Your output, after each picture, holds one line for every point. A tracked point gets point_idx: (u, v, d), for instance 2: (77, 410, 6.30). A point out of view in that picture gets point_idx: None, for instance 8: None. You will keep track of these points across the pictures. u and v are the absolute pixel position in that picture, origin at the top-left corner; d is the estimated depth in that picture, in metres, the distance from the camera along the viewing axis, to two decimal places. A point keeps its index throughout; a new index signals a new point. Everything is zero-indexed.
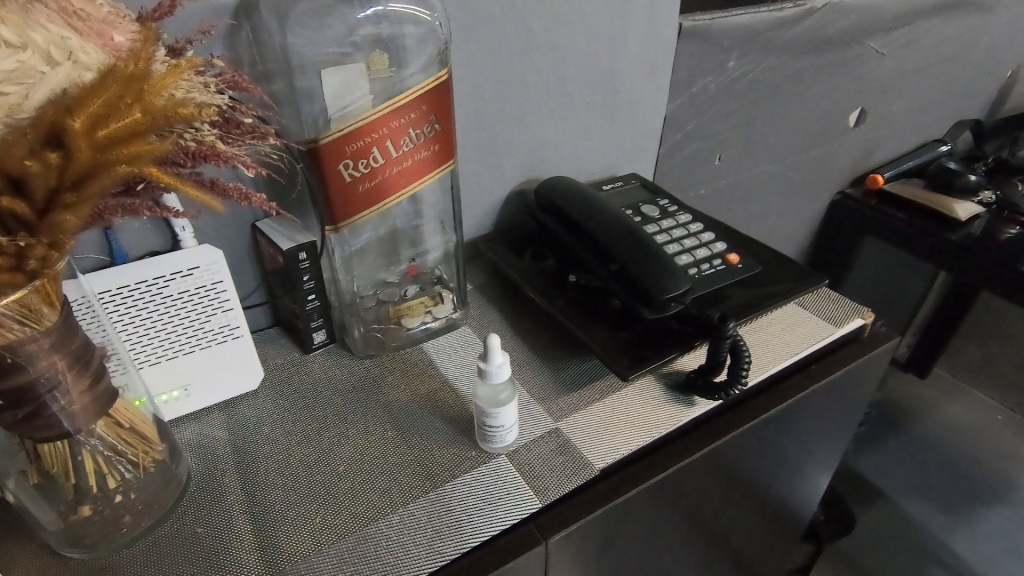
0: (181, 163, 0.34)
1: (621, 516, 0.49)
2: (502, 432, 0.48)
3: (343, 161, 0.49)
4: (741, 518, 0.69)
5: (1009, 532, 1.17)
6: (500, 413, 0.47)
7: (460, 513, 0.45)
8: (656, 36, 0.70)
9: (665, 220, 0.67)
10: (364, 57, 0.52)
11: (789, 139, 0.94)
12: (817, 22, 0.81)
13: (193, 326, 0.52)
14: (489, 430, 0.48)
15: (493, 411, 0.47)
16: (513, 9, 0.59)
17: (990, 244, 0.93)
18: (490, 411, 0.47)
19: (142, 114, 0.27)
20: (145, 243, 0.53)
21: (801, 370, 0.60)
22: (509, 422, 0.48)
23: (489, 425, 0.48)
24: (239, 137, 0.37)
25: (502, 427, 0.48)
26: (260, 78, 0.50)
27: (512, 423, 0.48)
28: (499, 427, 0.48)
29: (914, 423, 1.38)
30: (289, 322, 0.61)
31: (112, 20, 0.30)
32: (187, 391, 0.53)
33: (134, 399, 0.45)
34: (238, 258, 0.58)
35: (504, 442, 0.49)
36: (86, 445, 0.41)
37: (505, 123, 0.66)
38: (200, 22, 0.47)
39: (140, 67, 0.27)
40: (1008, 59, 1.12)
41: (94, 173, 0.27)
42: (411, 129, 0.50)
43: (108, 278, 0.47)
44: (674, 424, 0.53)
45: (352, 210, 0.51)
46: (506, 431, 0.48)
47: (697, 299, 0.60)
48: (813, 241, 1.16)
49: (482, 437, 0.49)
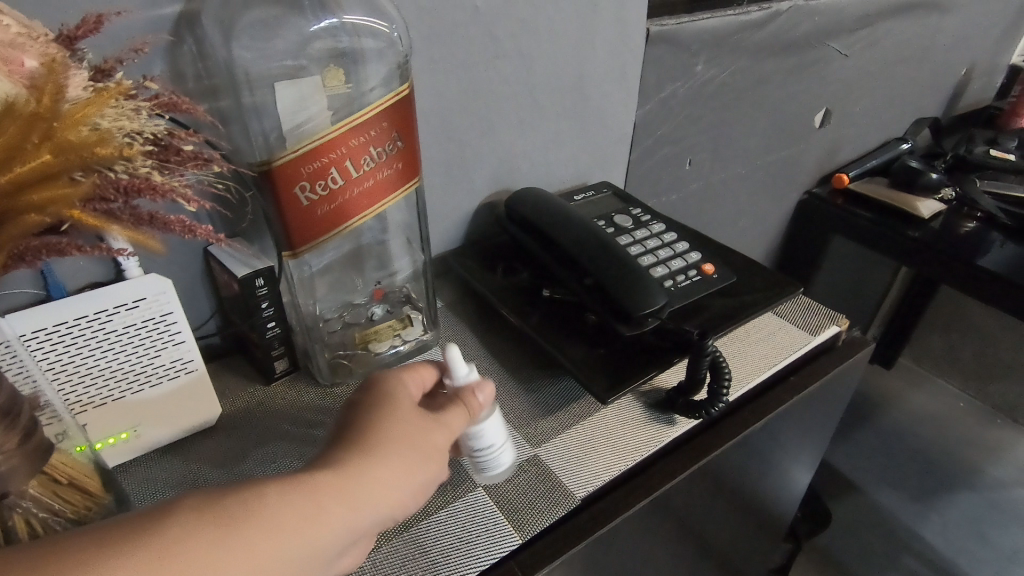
0: (111, 199, 0.29)
1: (606, 544, 0.48)
2: (495, 455, 0.44)
3: (299, 184, 0.45)
4: (724, 528, 0.68)
5: (976, 518, 1.20)
6: (485, 434, 0.43)
7: (437, 555, 0.43)
8: (625, 40, 0.68)
9: (638, 230, 0.66)
10: (318, 71, 0.49)
11: (758, 141, 0.94)
12: (783, 24, 0.81)
13: (142, 362, 0.48)
14: (478, 455, 0.44)
15: (478, 433, 0.43)
16: (476, 16, 0.56)
17: (954, 240, 0.94)
18: (474, 434, 0.43)
19: (53, 155, 0.24)
20: (85, 275, 0.49)
21: (781, 382, 0.59)
22: (498, 441, 0.44)
23: (476, 448, 0.43)
24: (180, 165, 0.34)
25: (493, 448, 0.44)
26: (205, 94, 0.47)
27: (503, 440, 0.45)
28: (488, 449, 0.44)
29: (884, 414, 1.40)
30: (248, 351, 0.57)
31: (21, 42, 0.27)
32: (138, 431, 0.49)
33: (72, 447, 0.41)
34: (189, 286, 0.54)
35: (500, 462, 0.45)
36: (21, 509, 0.36)
37: (472, 135, 0.64)
38: (131, 40, 0.43)
39: (45, 104, 0.24)
40: (964, 57, 1.15)
41: (3, 220, 0.25)
42: (371, 147, 0.48)
43: (41, 316, 0.43)
44: (657, 444, 0.52)
45: (311, 233, 0.48)
46: (498, 451, 0.45)
47: (674, 312, 0.59)
48: (783, 241, 1.17)
49: (474, 462, 0.45)
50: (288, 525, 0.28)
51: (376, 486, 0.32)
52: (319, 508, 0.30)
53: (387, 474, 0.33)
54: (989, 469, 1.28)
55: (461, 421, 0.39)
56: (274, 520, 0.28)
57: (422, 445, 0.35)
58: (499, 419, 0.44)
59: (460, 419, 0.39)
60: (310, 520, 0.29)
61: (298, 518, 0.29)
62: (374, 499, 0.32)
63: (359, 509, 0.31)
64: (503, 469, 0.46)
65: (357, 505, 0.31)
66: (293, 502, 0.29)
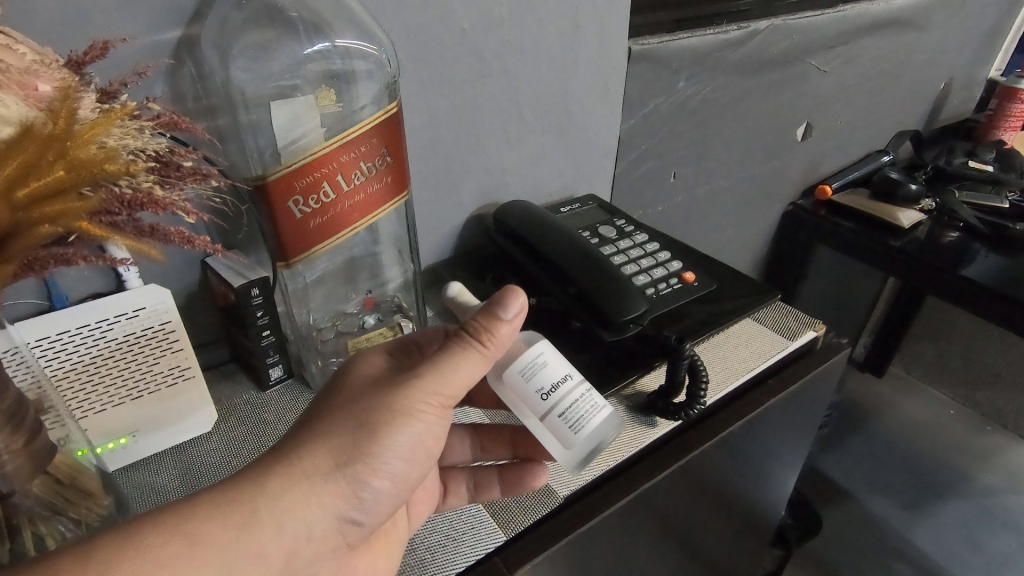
0: (115, 213, 0.32)
1: (589, 542, 0.49)
2: (573, 390, 0.42)
3: (293, 197, 0.48)
4: (709, 530, 0.70)
5: (967, 525, 1.20)
6: (548, 356, 0.42)
7: (424, 552, 0.46)
8: (607, 59, 0.71)
9: (622, 241, 0.68)
10: (312, 90, 0.52)
11: (741, 154, 0.97)
12: (761, 42, 0.84)
13: (141, 369, 0.50)
14: (555, 393, 0.41)
15: (541, 358, 0.42)
16: (462, 37, 0.59)
17: (935, 248, 0.96)
18: (537, 360, 0.42)
19: (65, 171, 0.26)
20: (87, 285, 0.51)
21: (759, 385, 0.61)
22: (571, 371, 0.42)
23: (546, 383, 0.41)
24: (179, 180, 0.37)
25: (568, 378, 0.42)
26: (203, 114, 0.49)
27: (578, 374, 0.43)
28: (562, 382, 0.42)
29: (875, 421, 1.41)
30: (244, 359, 0.59)
31: (34, 68, 0.31)
32: (136, 437, 0.51)
33: (75, 451, 0.43)
34: (187, 297, 0.56)
35: (588, 406, 0.42)
36: (25, 507, 0.38)
37: (460, 150, 0.66)
38: (134, 63, 0.45)
39: (61, 125, 0.26)
40: (941, 71, 1.18)
41: (16, 232, 0.27)
42: (361, 163, 0.50)
43: (46, 325, 0.45)
44: (638, 446, 0.54)
45: (304, 244, 0.50)
46: (577, 388, 0.42)
47: (655, 318, 0.61)
48: (769, 251, 1.19)
49: (558, 412, 0.41)
50: (200, 537, 0.32)
51: (302, 488, 0.35)
52: (230, 518, 0.33)
53: (307, 468, 0.36)
54: (979, 476, 1.29)
55: (470, 363, 0.39)
56: (176, 539, 0.31)
57: (371, 423, 0.37)
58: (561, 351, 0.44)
59: (462, 360, 0.39)
60: (227, 530, 0.33)
61: (216, 530, 0.32)
62: (303, 498, 0.35)
63: (289, 509, 0.35)
64: (595, 413, 0.42)
65: (278, 510, 0.34)
66: (203, 516, 0.32)
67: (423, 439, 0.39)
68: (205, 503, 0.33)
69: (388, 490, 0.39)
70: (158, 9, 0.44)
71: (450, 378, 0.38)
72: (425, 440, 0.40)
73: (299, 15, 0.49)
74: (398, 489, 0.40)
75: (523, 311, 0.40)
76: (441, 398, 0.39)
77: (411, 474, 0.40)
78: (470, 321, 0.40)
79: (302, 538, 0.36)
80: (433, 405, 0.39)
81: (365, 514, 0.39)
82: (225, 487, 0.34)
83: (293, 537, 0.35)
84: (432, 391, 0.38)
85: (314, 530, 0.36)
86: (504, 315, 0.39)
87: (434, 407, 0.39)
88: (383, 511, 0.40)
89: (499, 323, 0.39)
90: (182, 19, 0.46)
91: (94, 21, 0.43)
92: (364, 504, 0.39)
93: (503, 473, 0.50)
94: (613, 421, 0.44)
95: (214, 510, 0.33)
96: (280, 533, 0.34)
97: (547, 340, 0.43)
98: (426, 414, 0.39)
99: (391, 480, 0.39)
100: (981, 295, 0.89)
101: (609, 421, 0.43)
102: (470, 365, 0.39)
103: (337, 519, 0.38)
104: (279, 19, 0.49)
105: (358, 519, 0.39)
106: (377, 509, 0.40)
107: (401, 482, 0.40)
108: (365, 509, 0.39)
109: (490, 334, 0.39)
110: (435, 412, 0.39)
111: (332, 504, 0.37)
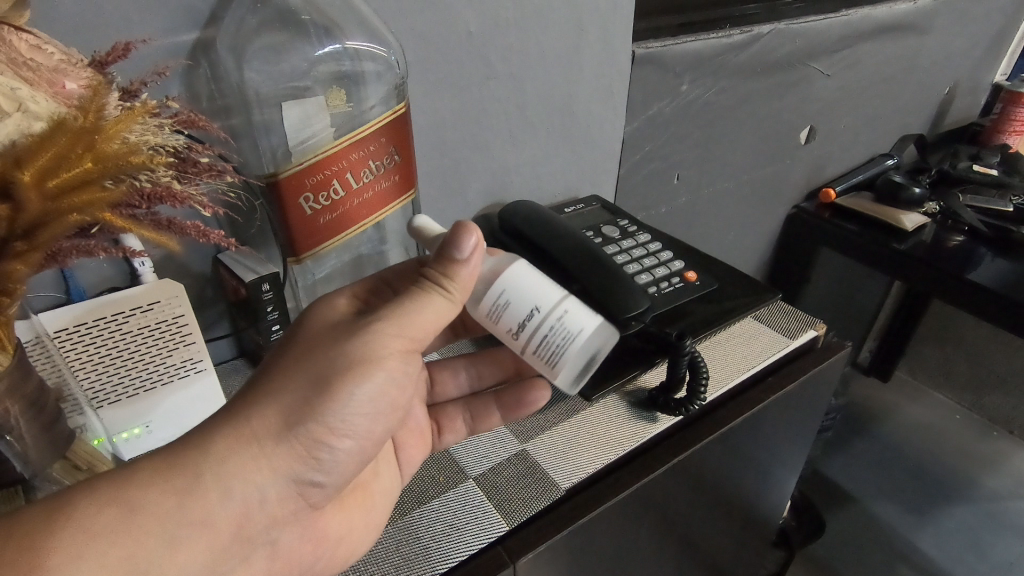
0: (135, 206, 0.34)
1: (590, 534, 0.50)
2: (543, 325, 0.42)
3: (303, 195, 0.50)
4: (709, 526, 0.70)
5: (972, 529, 1.20)
6: (509, 296, 0.42)
7: (430, 540, 0.47)
8: (611, 62, 0.72)
9: (625, 240, 0.70)
10: (323, 91, 0.54)
11: (745, 157, 0.97)
12: (764, 46, 0.85)
13: (155, 360, 0.51)
14: (525, 332, 0.43)
15: (505, 298, 0.43)
16: (469, 40, 0.60)
17: (939, 251, 0.96)
18: (500, 301, 0.43)
19: (93, 163, 0.28)
20: (104, 279, 0.52)
21: (758, 383, 0.62)
22: (538, 304, 0.42)
23: (514, 323, 0.43)
24: (196, 175, 0.39)
25: (535, 315, 0.42)
26: (218, 113, 0.51)
27: (548, 304, 0.42)
28: (530, 319, 0.42)
29: (879, 425, 1.41)
30: (254, 353, 0.61)
31: (63, 68, 0.33)
32: (149, 428, 0.52)
33: (93, 440, 0.44)
34: (200, 291, 0.58)
35: (561, 338, 0.42)
36: (44, 490, 0.39)
37: (466, 151, 0.67)
38: (153, 63, 0.47)
39: (89, 119, 0.27)
40: (946, 76, 1.19)
41: (46, 221, 0.28)
42: (370, 161, 0.52)
43: (64, 317, 0.47)
44: (638, 440, 0.55)
45: (314, 240, 0.52)
46: (547, 321, 0.42)
47: (657, 317, 0.61)
48: (773, 253, 1.20)
49: (533, 348, 0.43)
50: (139, 505, 0.32)
51: (248, 451, 0.35)
52: (171, 485, 0.33)
53: (252, 426, 0.36)
54: (985, 481, 1.29)
55: (429, 304, 0.39)
56: (112, 507, 0.31)
57: (322, 376, 0.37)
58: (529, 281, 0.43)
59: (425, 302, 0.39)
60: (168, 497, 0.33)
61: (156, 498, 0.33)
62: (250, 461, 0.35)
63: (236, 473, 0.35)
64: (578, 339, 0.42)
65: (224, 474, 0.34)
66: (139, 485, 0.32)
67: (384, 390, 0.39)
68: (145, 471, 0.33)
69: (347, 447, 0.39)
70: (175, 12, 0.46)
71: (412, 321, 0.39)
72: (385, 392, 0.39)
73: (311, 18, 0.51)
74: (360, 448, 0.40)
75: (479, 249, 0.40)
76: (402, 341, 0.39)
77: (373, 430, 0.41)
78: (430, 266, 0.41)
79: (253, 500, 0.36)
80: (394, 350, 0.39)
81: (323, 473, 0.40)
82: (167, 453, 0.34)
83: (244, 500, 0.36)
84: (393, 336, 0.39)
85: (266, 491, 0.37)
86: (461, 254, 0.40)
87: (395, 353, 0.39)
88: (345, 469, 0.41)
89: (457, 265, 0.40)
90: (199, 22, 0.47)
91: (114, 23, 0.44)
92: (320, 464, 0.39)
93: (500, 400, 0.55)
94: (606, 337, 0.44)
95: (156, 477, 0.33)
96: (227, 497, 0.35)
97: (512, 271, 0.43)
98: (384, 362, 0.38)
99: (350, 436, 0.39)
100: (986, 297, 0.89)
101: (595, 340, 0.43)
102: (435, 307, 0.40)
103: (293, 480, 0.38)
104: (292, 22, 0.51)
105: (317, 477, 0.40)
106: (336, 469, 0.40)
107: (362, 437, 0.40)
108: (323, 467, 0.39)
109: (450, 276, 0.40)
110: (395, 360, 0.39)
111: (285, 466, 0.37)
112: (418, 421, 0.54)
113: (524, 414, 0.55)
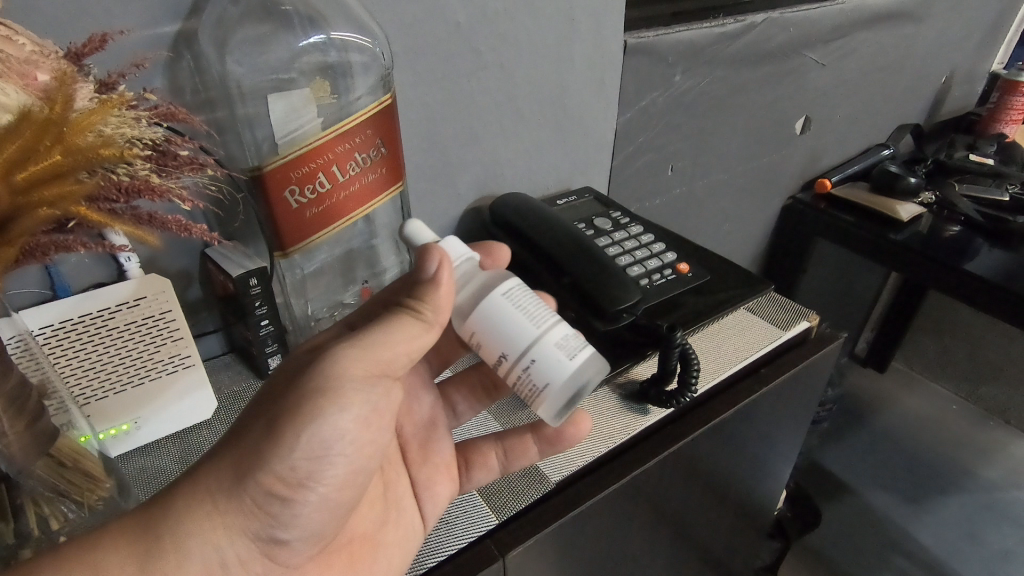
0: (114, 199, 0.33)
1: (581, 527, 0.50)
2: (513, 371, 0.40)
3: (288, 188, 0.49)
4: (701, 517, 0.70)
5: (967, 519, 1.20)
6: (479, 337, 0.41)
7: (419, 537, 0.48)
8: (603, 52, 0.71)
9: (617, 232, 0.69)
10: (307, 83, 0.53)
11: (739, 148, 0.97)
12: (757, 36, 0.84)
13: (143, 355, 0.51)
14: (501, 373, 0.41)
15: (477, 339, 0.41)
16: (458, 31, 0.60)
17: (936, 241, 0.96)
18: (474, 340, 0.41)
19: (62, 155, 0.28)
20: (89, 274, 0.52)
21: (751, 374, 0.62)
22: (505, 352, 0.40)
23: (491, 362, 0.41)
24: (177, 168, 0.38)
25: (504, 360, 0.40)
26: (202, 106, 0.50)
27: (516, 352, 0.39)
28: (500, 364, 0.40)
29: (874, 415, 1.41)
30: (243, 349, 0.60)
31: (35, 59, 0.33)
32: (138, 424, 0.52)
33: (77, 437, 0.44)
34: (188, 286, 0.57)
35: (530, 386, 0.40)
36: (28, 488, 0.39)
37: (457, 143, 0.67)
38: (133, 55, 0.46)
39: (57, 111, 0.27)
40: (942, 64, 1.18)
41: (17, 214, 0.28)
42: (356, 154, 0.51)
43: (47, 312, 0.47)
44: (630, 433, 0.54)
45: (301, 234, 0.52)
46: (516, 368, 0.40)
47: (648, 309, 0.61)
48: (768, 245, 1.19)
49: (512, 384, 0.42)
50: (99, 570, 0.32)
51: (202, 508, 0.34)
52: (132, 547, 0.33)
53: (203, 484, 0.34)
54: (981, 471, 1.29)
55: (399, 326, 0.38)
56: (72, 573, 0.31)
57: (270, 418, 0.35)
58: (498, 323, 0.40)
59: (393, 326, 0.38)
60: (130, 562, 0.32)
61: (118, 560, 0.32)
62: (204, 519, 0.34)
63: (194, 531, 0.34)
64: (549, 391, 0.39)
65: (182, 535, 0.33)
66: (104, 548, 0.33)
67: (346, 428, 0.36)
68: (110, 533, 0.33)
69: (306, 497, 0.36)
70: (154, 3, 0.45)
71: (381, 347, 0.37)
72: (344, 432, 0.36)
73: (294, 9, 0.51)
74: (325, 496, 0.38)
75: (445, 260, 0.39)
76: (368, 366, 0.37)
77: (337, 473, 0.38)
78: (405, 295, 0.40)
79: (215, 559, 0.35)
80: (357, 379, 0.36)
81: (284, 528, 0.37)
82: (139, 512, 0.34)
83: (206, 558, 0.34)
84: (357, 363, 0.37)
85: (228, 552, 0.35)
86: (426, 272, 0.39)
87: (356, 381, 0.36)
88: (308, 522, 0.38)
89: (426, 284, 0.39)
90: (180, 13, 0.46)
91: (92, 15, 0.44)
92: (278, 519, 0.36)
93: (537, 434, 0.50)
94: (587, 376, 0.40)
95: (119, 540, 0.33)
96: (186, 560, 0.33)
97: (480, 310, 0.40)
98: (342, 395, 0.36)
99: (307, 484, 0.36)
100: (979, 287, 0.89)
101: (574, 383, 0.40)
102: (407, 330, 0.38)
103: (254, 538, 0.36)
104: (274, 14, 0.51)
105: (279, 533, 0.37)
106: (298, 523, 0.37)
107: (323, 484, 0.37)
108: (281, 522, 0.36)
109: (423, 297, 0.39)
110: (358, 391, 0.36)
111: (241, 522, 0.35)
112: (444, 454, 0.52)
113: (566, 446, 0.51)
